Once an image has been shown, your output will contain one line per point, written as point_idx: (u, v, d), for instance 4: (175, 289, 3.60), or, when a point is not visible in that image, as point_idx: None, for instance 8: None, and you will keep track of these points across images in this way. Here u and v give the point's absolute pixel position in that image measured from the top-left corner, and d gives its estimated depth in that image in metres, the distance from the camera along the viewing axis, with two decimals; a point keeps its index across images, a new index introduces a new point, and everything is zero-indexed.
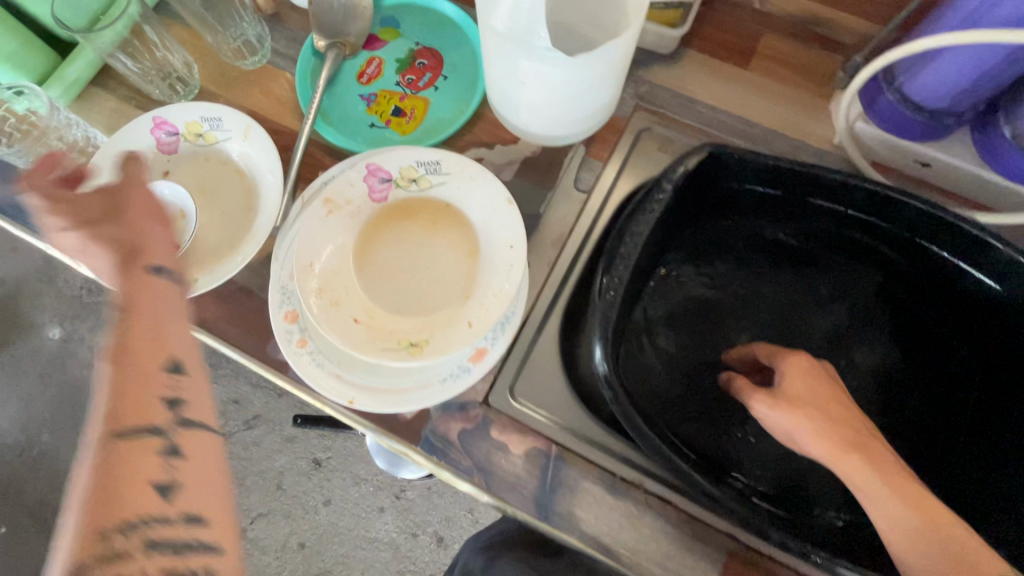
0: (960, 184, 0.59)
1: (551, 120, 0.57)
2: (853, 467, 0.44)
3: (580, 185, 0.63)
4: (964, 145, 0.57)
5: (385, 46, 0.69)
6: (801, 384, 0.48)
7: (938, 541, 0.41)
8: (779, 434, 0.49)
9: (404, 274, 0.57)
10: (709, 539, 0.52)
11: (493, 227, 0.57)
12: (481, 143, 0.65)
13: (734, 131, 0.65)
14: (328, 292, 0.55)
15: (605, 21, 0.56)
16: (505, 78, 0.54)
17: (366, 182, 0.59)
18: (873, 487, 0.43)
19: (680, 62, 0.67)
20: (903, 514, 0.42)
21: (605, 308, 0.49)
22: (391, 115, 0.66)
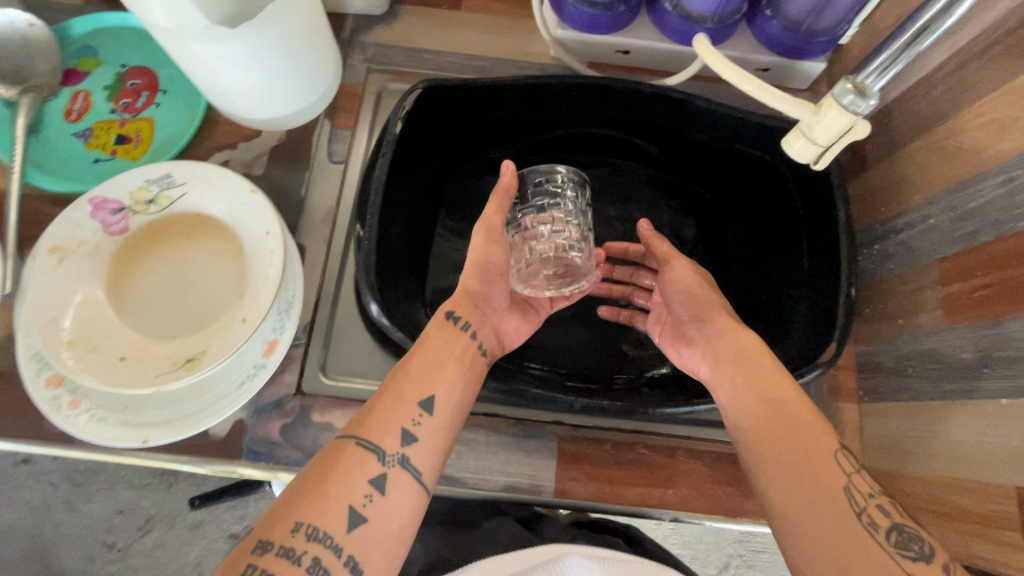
0: (659, 60, 0.67)
1: (274, 96, 0.58)
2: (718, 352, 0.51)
3: (335, 157, 0.64)
4: (645, 26, 0.65)
5: (87, 77, 0.64)
6: (691, 278, 0.57)
7: (811, 446, 0.43)
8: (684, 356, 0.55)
9: (172, 297, 0.55)
10: (540, 433, 0.56)
11: (247, 220, 0.56)
12: (222, 146, 0.63)
13: (465, 68, 0.68)
14: (85, 342, 0.52)
15: None
16: (194, 72, 0.53)
17: (96, 217, 0.55)
18: (769, 395, 0.46)
19: (397, 18, 0.69)
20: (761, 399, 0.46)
21: (364, 258, 0.51)
22: (115, 144, 0.62)
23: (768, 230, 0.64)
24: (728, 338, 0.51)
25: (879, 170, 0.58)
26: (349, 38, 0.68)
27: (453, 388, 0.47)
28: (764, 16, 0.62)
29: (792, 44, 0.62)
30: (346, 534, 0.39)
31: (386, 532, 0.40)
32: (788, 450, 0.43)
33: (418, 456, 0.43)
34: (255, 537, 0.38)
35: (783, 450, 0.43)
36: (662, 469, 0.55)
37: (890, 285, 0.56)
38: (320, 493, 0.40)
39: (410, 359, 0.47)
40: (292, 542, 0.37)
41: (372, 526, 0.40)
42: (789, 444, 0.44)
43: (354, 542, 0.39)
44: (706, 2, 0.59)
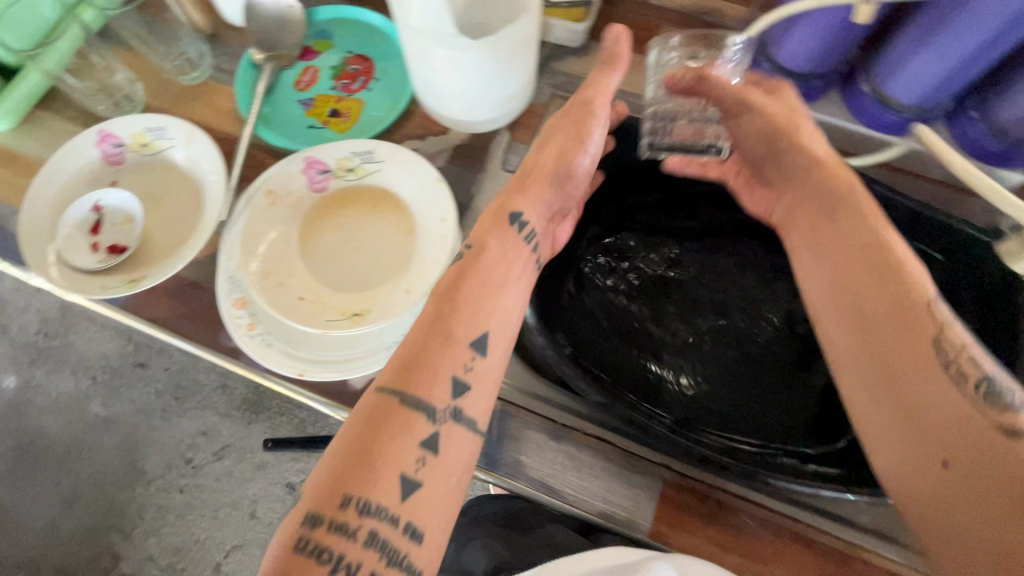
0: (839, 139, 0.67)
1: (475, 103, 0.64)
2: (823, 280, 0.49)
3: (507, 166, 0.69)
4: (833, 104, 0.65)
5: (319, 56, 0.74)
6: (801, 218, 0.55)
7: (937, 406, 0.39)
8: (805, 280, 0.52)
9: (347, 256, 0.62)
10: (646, 471, 0.56)
11: (426, 205, 0.62)
12: (414, 136, 0.70)
13: (642, 110, 0.72)
14: (274, 277, 0.59)
15: None
16: (427, 72, 0.60)
17: (305, 174, 0.63)
18: (885, 337, 0.43)
19: (589, 53, 0.74)
20: (868, 370, 0.43)
21: (527, 262, 0.55)
22: (328, 116, 0.71)
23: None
24: (850, 268, 0.47)
25: None
26: (542, 64, 0.74)
27: (504, 309, 0.50)
28: (968, 117, 0.61)
29: (994, 150, 0.60)
30: (400, 503, 0.38)
31: (444, 499, 0.41)
32: (934, 431, 0.38)
33: (471, 404, 0.44)
34: (304, 511, 0.37)
35: (918, 424, 0.39)
36: (763, 545, 0.54)
37: None
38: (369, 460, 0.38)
39: (456, 292, 0.48)
40: (363, 556, 0.36)
41: (428, 490, 0.40)
42: (925, 417, 0.39)
43: (410, 510, 0.38)
44: (913, 93, 0.58)
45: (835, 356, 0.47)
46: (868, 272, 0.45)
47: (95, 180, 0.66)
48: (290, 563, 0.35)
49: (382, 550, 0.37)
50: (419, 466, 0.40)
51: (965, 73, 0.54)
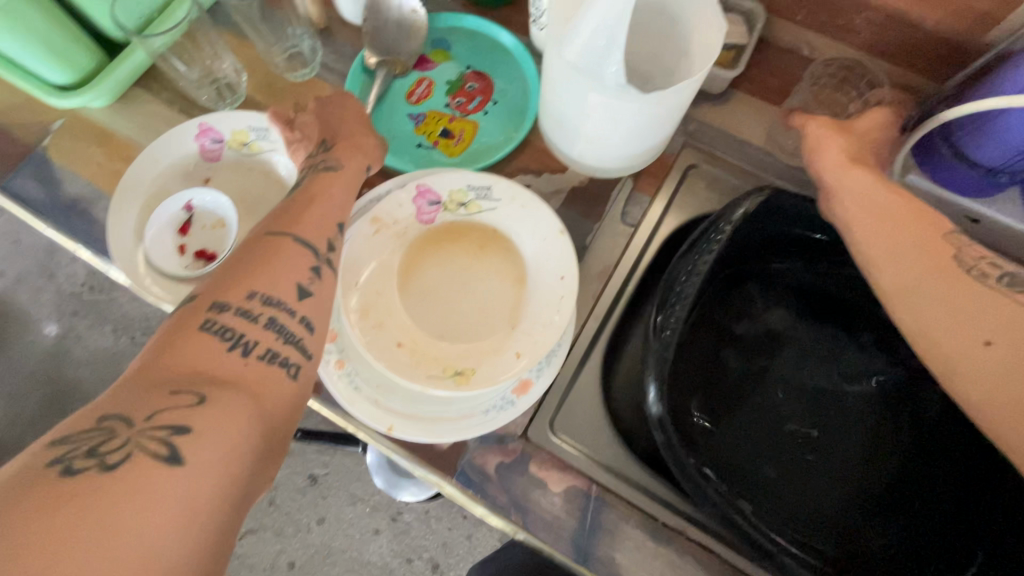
0: (1007, 241, 0.59)
1: (614, 152, 0.57)
2: (915, 277, 0.50)
3: (626, 218, 0.63)
4: (1012, 202, 0.58)
5: (435, 66, 0.69)
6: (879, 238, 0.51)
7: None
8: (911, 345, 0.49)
9: (452, 301, 0.56)
10: None
11: (544, 257, 0.56)
12: (529, 171, 0.64)
13: (781, 174, 0.65)
14: (372, 316, 0.54)
15: (666, 64, 0.56)
16: (568, 112, 0.54)
17: (415, 204, 0.58)
18: (986, 326, 0.47)
19: (729, 101, 0.67)
20: (982, 357, 0.46)
21: (660, 348, 0.48)
22: (439, 136, 0.66)
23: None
24: (936, 284, 0.49)
25: None
26: None
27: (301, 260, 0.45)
28: None
29: None
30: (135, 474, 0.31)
31: (163, 501, 0.30)
32: None
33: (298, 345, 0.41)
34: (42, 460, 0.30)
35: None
36: None
37: None
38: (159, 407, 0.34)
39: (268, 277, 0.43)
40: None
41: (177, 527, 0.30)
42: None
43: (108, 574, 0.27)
44: None
45: (936, 344, 0.48)
46: (940, 275, 0.49)
47: (189, 176, 0.62)
48: (26, 481, 0.29)
49: (70, 455, 0.30)
50: (246, 350, 0.38)
51: None
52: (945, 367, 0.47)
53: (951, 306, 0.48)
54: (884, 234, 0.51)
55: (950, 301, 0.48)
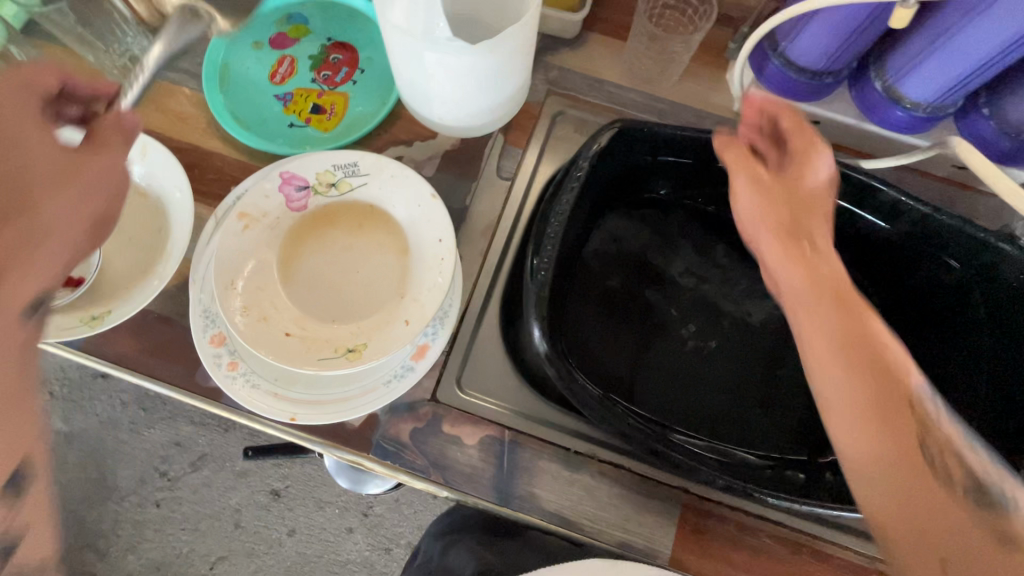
0: (845, 135, 0.64)
1: (471, 109, 0.58)
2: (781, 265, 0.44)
3: (502, 172, 0.64)
4: (844, 99, 0.62)
5: (295, 43, 0.67)
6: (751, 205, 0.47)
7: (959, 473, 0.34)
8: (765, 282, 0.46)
9: (337, 281, 0.56)
10: (665, 496, 0.54)
11: (420, 222, 0.56)
12: (400, 142, 0.64)
13: (643, 107, 0.67)
14: (255, 310, 0.53)
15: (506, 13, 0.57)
16: (413, 71, 0.54)
17: (282, 191, 0.57)
18: (903, 440, 0.35)
19: (584, 45, 0.69)
20: (884, 462, 0.35)
21: (537, 288, 0.50)
22: (310, 113, 0.65)
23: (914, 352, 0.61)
24: (826, 348, 0.39)
25: None
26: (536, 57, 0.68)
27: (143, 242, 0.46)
28: (979, 113, 0.59)
29: (1003, 148, 0.58)
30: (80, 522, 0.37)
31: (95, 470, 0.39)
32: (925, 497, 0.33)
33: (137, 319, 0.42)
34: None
35: (895, 415, 0.35)
36: (783, 563, 0.53)
37: None
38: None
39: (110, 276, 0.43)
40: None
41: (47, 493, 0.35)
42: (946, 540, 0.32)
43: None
44: (928, 92, 0.56)
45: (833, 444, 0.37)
46: (889, 438, 0.35)
47: None
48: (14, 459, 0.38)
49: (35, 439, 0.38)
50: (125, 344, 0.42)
51: (982, 74, 0.52)
52: (844, 437, 0.37)
53: (833, 357, 0.38)
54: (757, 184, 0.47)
55: (807, 305, 0.41)
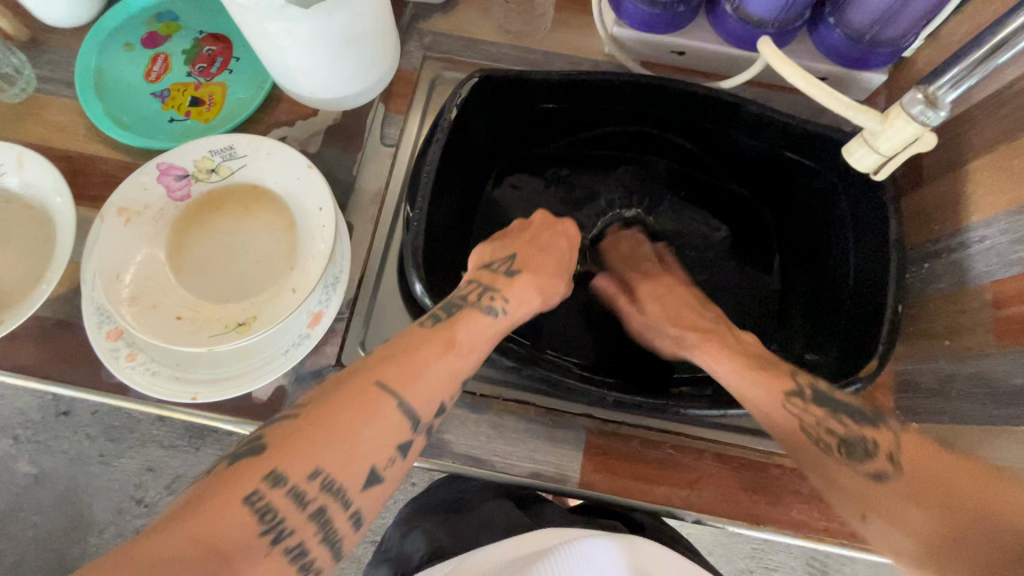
0: (709, 62, 0.67)
1: (336, 78, 0.59)
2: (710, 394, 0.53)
3: (386, 140, 0.66)
4: (703, 27, 0.64)
5: (167, 41, 0.68)
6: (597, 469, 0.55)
7: (950, 484, 0.38)
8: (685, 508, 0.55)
9: (227, 262, 0.57)
10: (568, 423, 0.57)
11: (301, 195, 0.58)
12: (281, 123, 0.65)
13: (517, 60, 0.69)
14: (145, 299, 0.54)
15: None
16: (264, 46, 0.54)
17: (161, 182, 0.58)
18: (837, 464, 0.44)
19: (453, 8, 0.70)
20: (830, 465, 0.44)
21: (412, 239, 0.52)
22: (189, 106, 0.65)
23: (809, 240, 0.65)
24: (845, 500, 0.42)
25: (935, 187, 0.57)
26: (408, 25, 0.70)
27: None
28: (827, 24, 0.61)
29: (853, 54, 0.61)
30: (360, 491, 0.37)
31: None
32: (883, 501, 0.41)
33: None
34: None
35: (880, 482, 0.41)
36: (686, 470, 0.55)
37: (938, 304, 0.55)
38: (414, 370, 0.41)
39: None
40: (305, 488, 0.34)
41: None
42: (952, 500, 0.36)
43: (365, 501, 0.37)
44: (770, 6, 0.58)
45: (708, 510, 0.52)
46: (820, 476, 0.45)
47: None
48: None
49: None
50: None
51: None
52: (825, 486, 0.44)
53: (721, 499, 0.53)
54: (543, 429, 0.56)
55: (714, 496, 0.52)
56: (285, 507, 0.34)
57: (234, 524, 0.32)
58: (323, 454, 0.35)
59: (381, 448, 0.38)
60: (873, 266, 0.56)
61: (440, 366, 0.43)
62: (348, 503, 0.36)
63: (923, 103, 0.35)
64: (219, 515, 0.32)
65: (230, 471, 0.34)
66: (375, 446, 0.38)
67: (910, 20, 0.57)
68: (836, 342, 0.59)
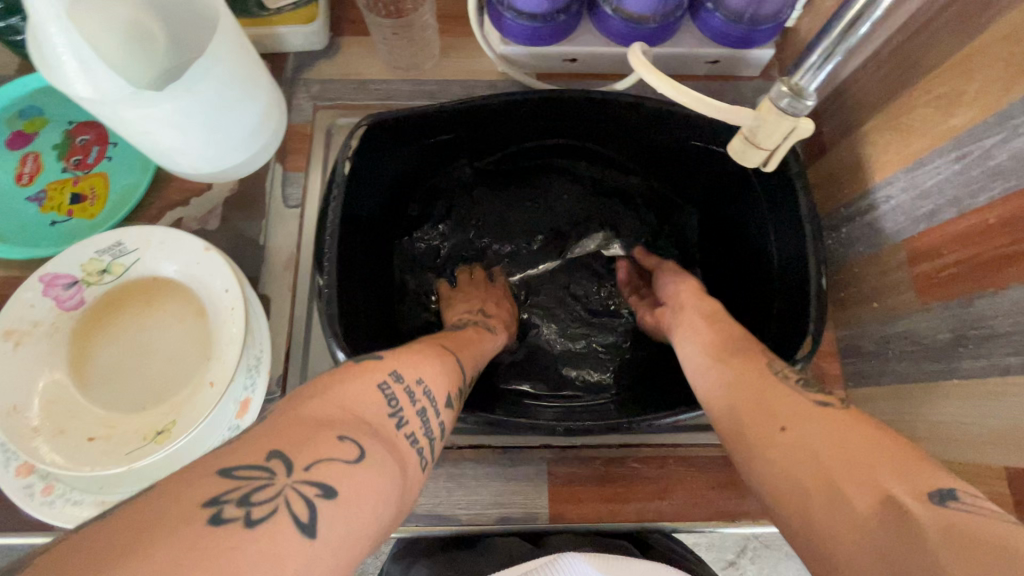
0: (602, 64, 0.66)
1: (218, 151, 0.56)
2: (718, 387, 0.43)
3: (290, 202, 0.63)
4: (589, 32, 0.64)
5: (35, 138, 0.63)
6: (572, 505, 0.54)
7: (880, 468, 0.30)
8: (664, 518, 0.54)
9: (138, 366, 0.54)
10: (527, 459, 0.55)
11: (204, 279, 0.54)
12: (174, 203, 0.62)
13: (412, 94, 0.67)
14: (48, 426, 0.50)
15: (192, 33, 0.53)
16: (128, 133, 0.51)
17: (48, 295, 0.53)
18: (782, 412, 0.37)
19: (338, 51, 0.68)
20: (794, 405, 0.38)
21: (326, 307, 0.50)
22: (70, 204, 0.61)
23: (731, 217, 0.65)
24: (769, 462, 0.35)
25: (838, 153, 0.58)
26: (293, 76, 0.67)
27: None
28: (706, 9, 0.61)
29: (738, 35, 0.61)
30: (445, 406, 0.40)
31: None
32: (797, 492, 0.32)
33: None
34: None
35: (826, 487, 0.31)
36: (654, 481, 0.55)
37: (861, 268, 0.55)
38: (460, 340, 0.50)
39: None
40: (413, 386, 0.38)
41: None
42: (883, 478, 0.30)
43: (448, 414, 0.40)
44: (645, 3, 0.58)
45: (684, 513, 0.54)
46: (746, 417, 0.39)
47: None
48: None
49: None
50: None
51: None
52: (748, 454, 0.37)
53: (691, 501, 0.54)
54: (503, 469, 0.55)
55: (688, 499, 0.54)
56: (403, 400, 0.36)
57: (370, 400, 0.34)
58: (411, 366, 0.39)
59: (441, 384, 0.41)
60: (792, 238, 0.56)
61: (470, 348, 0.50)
62: (436, 411, 0.39)
63: (788, 94, 0.34)
64: (354, 372, 0.35)
65: (357, 364, 0.37)
66: (436, 379, 0.41)
67: None
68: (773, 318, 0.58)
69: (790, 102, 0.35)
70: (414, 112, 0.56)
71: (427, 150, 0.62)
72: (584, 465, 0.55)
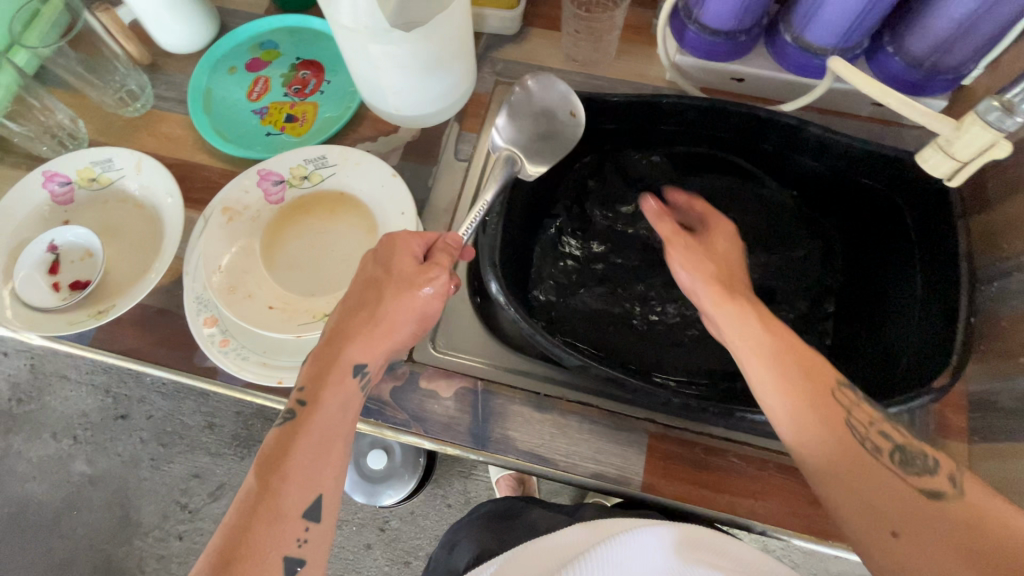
0: (766, 87, 0.70)
1: (421, 96, 0.65)
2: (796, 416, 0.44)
3: (460, 156, 0.71)
4: (762, 56, 0.68)
5: (268, 65, 0.76)
6: (666, 483, 0.55)
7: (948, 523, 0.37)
8: (755, 517, 0.54)
9: (313, 261, 0.62)
10: (630, 427, 0.57)
11: (383, 201, 0.63)
12: (364, 138, 0.71)
13: (582, 85, 0.74)
14: (240, 289, 0.60)
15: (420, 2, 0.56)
16: (362, 67, 0.61)
17: (260, 186, 0.64)
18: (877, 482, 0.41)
19: (526, 39, 0.76)
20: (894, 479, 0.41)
21: (490, 241, 0.57)
22: (284, 122, 0.72)
23: (881, 254, 0.65)
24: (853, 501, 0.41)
25: (1003, 208, 0.57)
26: (483, 53, 0.76)
27: None
28: (885, 52, 0.63)
29: (913, 80, 0.63)
30: (325, 477, 0.43)
31: None
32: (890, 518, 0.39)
33: None
34: None
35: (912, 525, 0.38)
36: (751, 481, 0.55)
37: (1010, 323, 0.55)
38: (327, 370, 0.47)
39: None
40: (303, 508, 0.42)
41: None
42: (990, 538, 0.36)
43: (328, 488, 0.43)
44: (828, 36, 0.61)
45: (774, 518, 0.54)
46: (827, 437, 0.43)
47: (48, 221, 0.66)
48: None
49: None
50: None
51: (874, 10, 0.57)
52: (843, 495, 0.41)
53: (784, 507, 0.54)
54: (607, 430, 0.57)
55: (779, 504, 0.54)
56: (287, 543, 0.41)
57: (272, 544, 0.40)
58: (289, 482, 0.42)
59: (314, 478, 0.43)
60: (942, 275, 0.56)
61: (326, 406, 0.45)
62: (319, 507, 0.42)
63: (997, 109, 0.39)
64: (266, 524, 0.40)
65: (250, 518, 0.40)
66: (306, 476, 0.43)
67: (970, 50, 0.59)
68: (912, 353, 0.57)
69: (998, 117, 0.39)
70: (594, 98, 0.63)
71: (591, 134, 0.69)
72: (683, 448, 0.57)
